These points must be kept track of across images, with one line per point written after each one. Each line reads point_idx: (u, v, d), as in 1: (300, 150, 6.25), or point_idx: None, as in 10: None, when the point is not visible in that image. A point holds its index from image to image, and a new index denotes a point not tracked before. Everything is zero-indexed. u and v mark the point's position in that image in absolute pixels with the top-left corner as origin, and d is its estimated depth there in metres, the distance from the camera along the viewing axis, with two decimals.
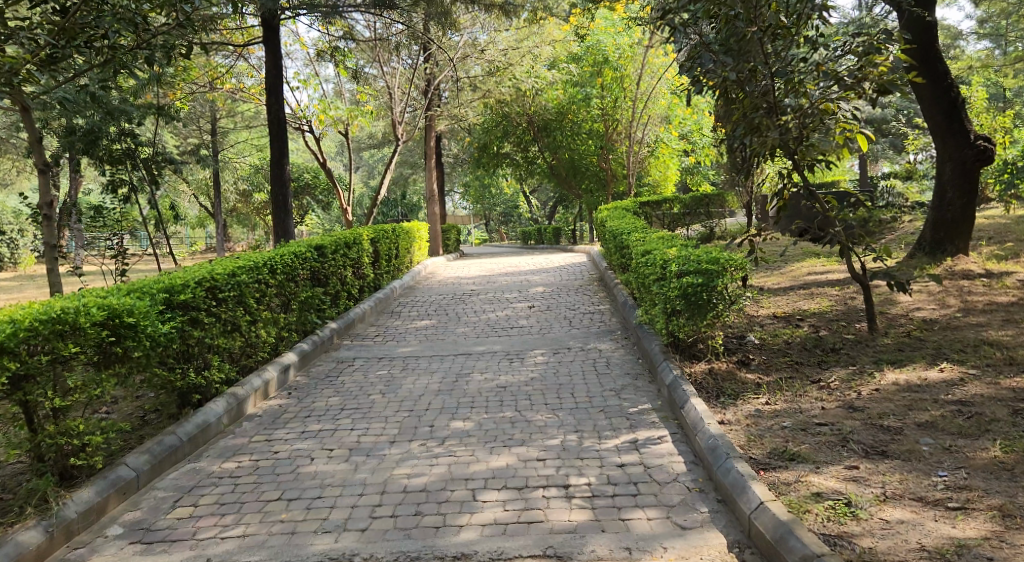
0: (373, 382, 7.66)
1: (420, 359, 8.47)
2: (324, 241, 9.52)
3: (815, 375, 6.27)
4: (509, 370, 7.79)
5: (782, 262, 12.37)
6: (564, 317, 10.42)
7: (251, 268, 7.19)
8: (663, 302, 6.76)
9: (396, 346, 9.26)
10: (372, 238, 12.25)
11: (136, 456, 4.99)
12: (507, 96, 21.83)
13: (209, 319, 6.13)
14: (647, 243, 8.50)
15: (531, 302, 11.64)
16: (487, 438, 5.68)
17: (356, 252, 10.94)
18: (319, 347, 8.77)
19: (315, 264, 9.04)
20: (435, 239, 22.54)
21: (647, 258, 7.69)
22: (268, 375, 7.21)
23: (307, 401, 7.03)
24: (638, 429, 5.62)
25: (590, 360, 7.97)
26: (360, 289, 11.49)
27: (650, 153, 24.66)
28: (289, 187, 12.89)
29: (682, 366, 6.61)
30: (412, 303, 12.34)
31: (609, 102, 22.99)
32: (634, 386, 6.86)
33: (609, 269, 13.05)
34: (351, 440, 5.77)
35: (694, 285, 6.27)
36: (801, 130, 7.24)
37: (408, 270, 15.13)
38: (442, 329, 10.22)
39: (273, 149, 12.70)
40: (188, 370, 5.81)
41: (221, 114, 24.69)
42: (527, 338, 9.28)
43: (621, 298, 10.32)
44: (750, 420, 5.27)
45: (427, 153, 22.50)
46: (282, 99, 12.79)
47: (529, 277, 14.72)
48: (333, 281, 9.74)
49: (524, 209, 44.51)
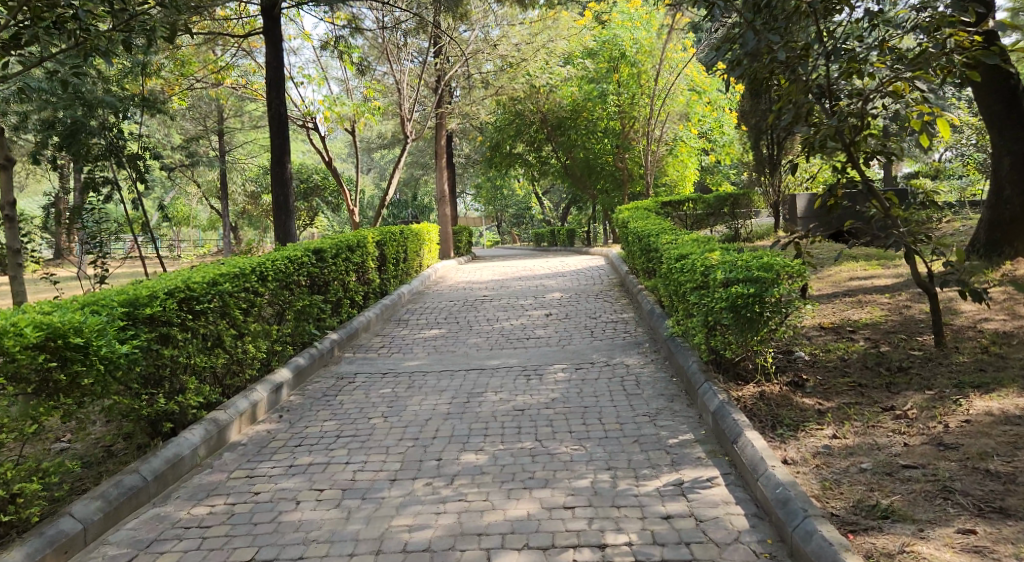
0: (375, 402, 6.82)
1: (427, 375, 7.63)
2: (325, 244, 8.72)
3: (884, 401, 5.43)
4: (528, 390, 6.93)
5: (820, 266, 11.48)
6: (585, 326, 9.56)
7: (239, 275, 6.38)
8: (707, 316, 5.88)
9: (401, 359, 8.44)
10: (378, 241, 11.43)
11: (86, 503, 4.21)
12: (521, 92, 21.05)
13: (184, 335, 5.31)
14: (680, 245, 7.63)
15: (548, 310, 10.80)
16: (503, 477, 4.85)
17: (360, 255, 10.14)
18: (317, 361, 7.95)
19: (314, 269, 8.22)
20: (446, 241, 21.71)
21: (683, 261, 6.81)
22: (257, 395, 6.38)
23: (299, 425, 6.22)
24: (683, 467, 4.79)
25: (618, 377, 7.10)
26: (364, 296, 10.66)
27: (669, 152, 23.61)
28: (291, 188, 12.05)
29: (727, 388, 5.75)
30: (419, 309, 11.53)
31: (626, 99, 22.10)
32: (671, 410, 6.02)
33: (631, 273, 12.18)
34: (346, 478, 4.95)
35: (745, 296, 5.37)
36: (864, 117, 6.39)
37: (417, 275, 14.33)
38: (452, 339, 9.39)
39: (275, 148, 11.87)
40: (157, 395, 5.00)
41: (226, 114, 23.95)
42: (546, 350, 8.43)
43: (647, 306, 9.46)
44: (821, 461, 4.44)
45: (437, 152, 21.70)
46: (284, 93, 11.95)
47: (546, 281, 13.88)
48: (334, 287, 8.93)
49: (536, 211, 43.68)
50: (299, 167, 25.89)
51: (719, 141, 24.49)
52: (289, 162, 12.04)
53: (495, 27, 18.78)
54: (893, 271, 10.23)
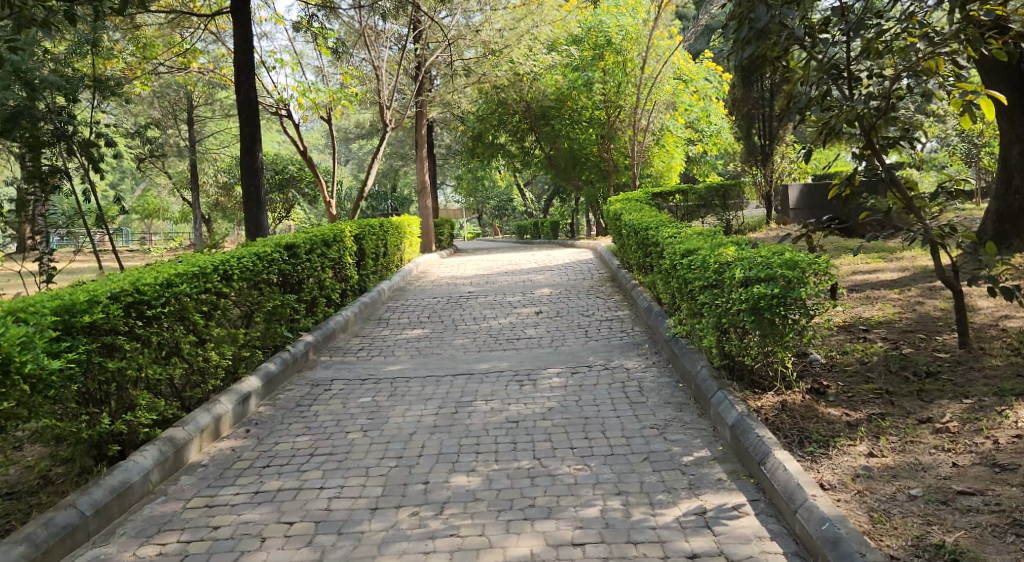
0: (353, 414, 6.20)
1: (411, 382, 7.01)
2: (299, 239, 8.08)
3: (918, 411, 4.87)
4: (522, 398, 6.34)
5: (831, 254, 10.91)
6: (578, 326, 9.00)
7: (200, 275, 5.74)
8: (724, 318, 5.30)
9: (382, 363, 7.83)
10: (357, 235, 10.79)
11: (7, 550, 3.61)
12: (504, 80, 20.43)
13: (133, 345, 4.69)
14: (684, 239, 7.07)
15: (537, 307, 10.22)
16: (500, 505, 4.26)
17: (337, 250, 9.49)
18: (290, 366, 7.32)
19: (286, 267, 7.58)
20: (427, 234, 21.09)
21: (690, 257, 6.25)
22: (220, 408, 5.75)
23: (267, 441, 5.59)
24: (703, 492, 4.23)
25: (619, 384, 6.54)
26: (341, 294, 10.03)
27: (655, 141, 22.93)
28: (262, 178, 11.38)
29: (744, 398, 5.18)
30: (401, 307, 10.91)
31: (612, 88, 21.38)
32: (681, 422, 5.45)
33: (623, 268, 11.62)
34: (319, 507, 4.35)
35: (769, 298, 4.78)
36: (889, 98, 5.84)
37: (398, 270, 13.69)
38: (436, 340, 8.79)
39: (245, 136, 11.19)
40: (100, 415, 4.39)
41: (197, 102, 23.14)
42: (538, 353, 7.85)
43: (644, 304, 8.92)
44: (863, 486, 3.88)
45: (417, 142, 20.99)
46: (254, 77, 11.26)
47: (533, 276, 13.30)
48: (309, 285, 8.29)
49: (518, 203, 43.11)
50: (275, 157, 25.12)
51: (706, 131, 23.96)
52: (260, 150, 11.36)
53: (477, 12, 18.13)
54: (897, 264, 9.72)
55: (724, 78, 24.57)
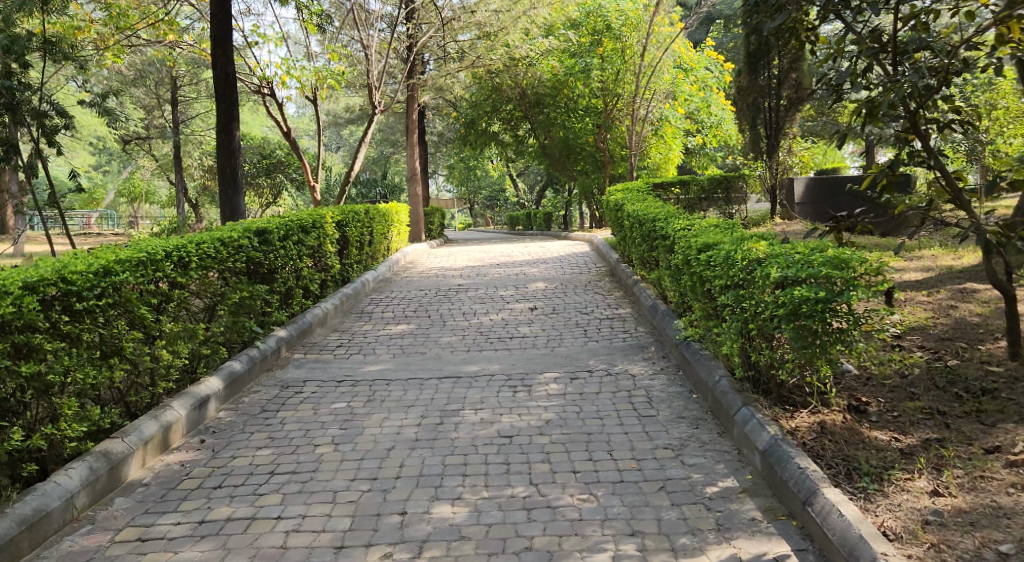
0: (324, 422, 5.46)
1: (392, 386, 6.31)
2: (272, 224, 7.32)
3: (980, 437, 4.14)
4: (516, 408, 5.65)
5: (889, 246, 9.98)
6: (575, 324, 8.30)
7: (150, 262, 5.00)
8: (754, 324, 4.57)
9: (362, 362, 7.11)
10: (339, 221, 10.04)
11: None
12: (498, 65, 19.66)
13: (58, 344, 4.06)
14: (700, 232, 6.36)
15: (531, 303, 9.52)
16: (491, 547, 3.59)
17: (316, 236, 8.73)
18: (258, 365, 6.58)
19: (256, 254, 6.82)
20: (417, 222, 20.33)
21: (710, 253, 5.52)
22: (171, 414, 5.00)
23: (222, 455, 4.86)
24: (736, 537, 3.56)
25: (625, 394, 5.89)
26: (321, 284, 9.27)
27: (653, 132, 22.09)
28: (239, 159, 10.60)
29: (777, 418, 4.47)
30: (385, 299, 10.18)
31: (610, 75, 20.53)
32: (700, 441, 4.76)
33: (623, 262, 10.94)
34: (274, 545, 3.66)
35: (812, 303, 4.03)
36: (942, 76, 5.10)
37: (383, 259, 12.95)
38: (422, 337, 8.08)
39: (221, 112, 10.39)
40: (10, 429, 3.77)
41: (181, 82, 22.31)
42: (532, 355, 7.16)
43: (648, 302, 8.24)
44: (935, 538, 3.21)
45: (408, 128, 20.22)
46: (232, 52, 10.46)
47: (526, 269, 12.59)
48: (283, 275, 7.55)
49: (510, 193, 42.36)
50: (261, 141, 24.33)
51: (706, 122, 23.25)
52: (237, 128, 10.56)
53: None
54: (920, 262, 9.00)
55: (725, 69, 23.84)
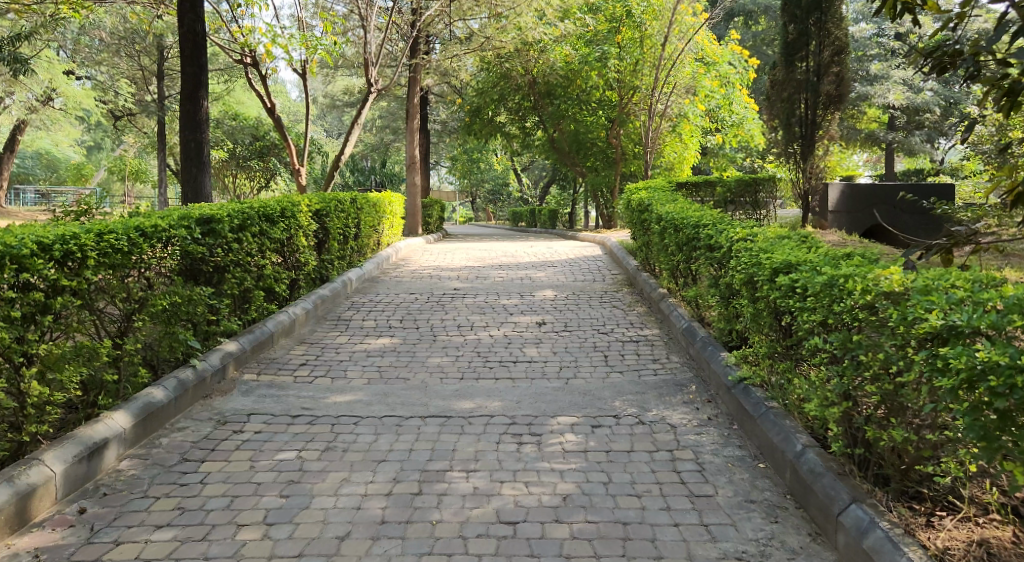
0: (260, 485, 3.99)
1: (361, 428, 4.88)
2: (222, 211, 5.83)
3: None
4: (523, 473, 4.19)
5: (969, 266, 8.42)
6: (592, 348, 6.85)
7: (11, 259, 3.64)
8: (894, 388, 3.13)
9: (331, 389, 5.66)
10: (317, 211, 8.56)
11: None
12: (509, 49, 18.18)
13: None
14: (772, 247, 4.91)
15: (539, 316, 8.07)
16: None
17: (285, 228, 7.25)
18: (192, 391, 5.11)
19: (198, 249, 5.35)
20: (414, 215, 18.86)
21: (797, 279, 4.05)
22: (36, 474, 3.56)
23: (101, 538, 3.40)
24: None
25: (667, 456, 4.46)
26: (291, 284, 7.82)
27: (670, 128, 20.49)
28: (206, 132, 9.11)
29: (914, 536, 3.06)
30: (369, 303, 8.75)
31: (628, 65, 18.65)
32: (785, 551, 3.36)
33: (645, 271, 9.46)
34: None
35: (1003, 372, 2.58)
36: None
37: (371, 255, 11.51)
38: (407, 355, 6.65)
39: (187, 78, 8.88)
40: None
41: (168, 53, 20.77)
42: (542, 389, 5.74)
43: (682, 326, 6.79)
44: None
45: (409, 112, 18.70)
46: (203, 8, 8.94)
47: (531, 272, 11.11)
48: (238, 274, 6.07)
49: (514, 188, 40.84)
50: (254, 121, 22.85)
51: (727, 121, 21.69)
52: (205, 96, 9.07)
53: None
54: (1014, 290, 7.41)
55: (748, 64, 22.30)
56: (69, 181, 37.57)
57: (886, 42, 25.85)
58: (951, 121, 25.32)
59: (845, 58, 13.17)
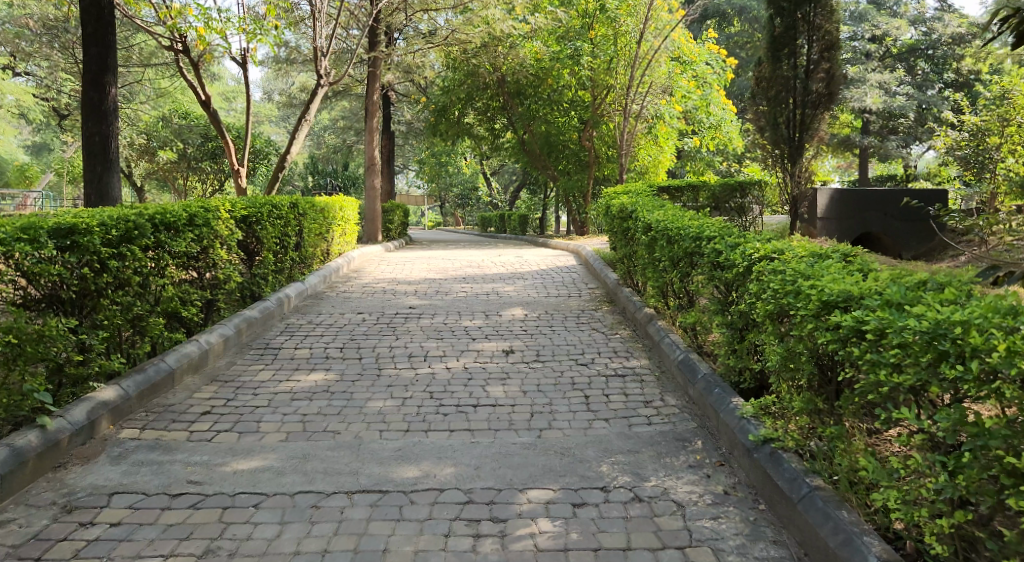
0: None
1: (262, 513, 3.62)
2: (93, 220, 4.58)
3: None
4: None
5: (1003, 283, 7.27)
6: (571, 385, 5.61)
7: None
8: None
9: (234, 449, 4.35)
10: (243, 217, 7.24)
11: None
12: (474, 45, 16.79)
13: None
14: (813, 271, 3.71)
15: (506, 343, 6.82)
16: None
17: (195, 237, 5.97)
18: (35, 464, 3.82)
19: (49, 271, 4.12)
20: (374, 219, 17.50)
21: (868, 320, 2.85)
22: None
23: None
24: None
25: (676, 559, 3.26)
26: (208, 305, 6.51)
27: (645, 130, 19.36)
28: (114, 125, 7.78)
29: None
30: (305, 325, 7.43)
31: (602, 63, 17.39)
32: None
33: (627, 287, 8.25)
34: None
35: None
36: None
37: (318, 267, 10.17)
38: (343, 396, 5.36)
39: (91, 61, 7.54)
40: None
41: None
42: (510, 446, 4.49)
43: (680, 359, 5.57)
44: None
45: (370, 109, 17.34)
46: None
47: (497, 287, 9.85)
48: (123, 300, 4.80)
49: (484, 192, 39.49)
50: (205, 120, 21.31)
51: (704, 123, 20.59)
52: (114, 82, 7.72)
53: None
54: None
55: (726, 64, 21.22)
56: (16, 184, 35.42)
57: (861, 46, 25.04)
58: (928, 126, 24.46)
59: (836, 54, 12.03)
